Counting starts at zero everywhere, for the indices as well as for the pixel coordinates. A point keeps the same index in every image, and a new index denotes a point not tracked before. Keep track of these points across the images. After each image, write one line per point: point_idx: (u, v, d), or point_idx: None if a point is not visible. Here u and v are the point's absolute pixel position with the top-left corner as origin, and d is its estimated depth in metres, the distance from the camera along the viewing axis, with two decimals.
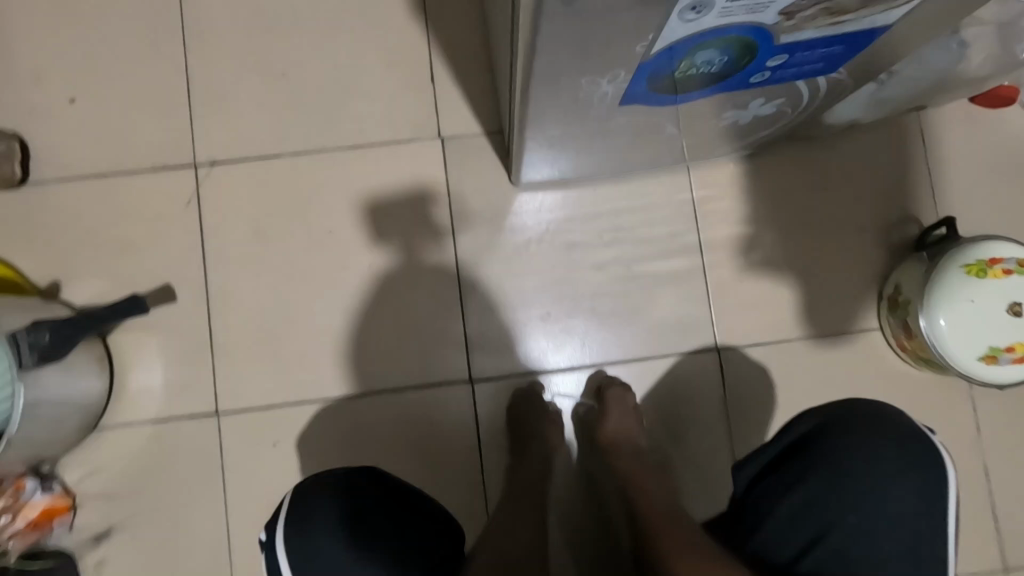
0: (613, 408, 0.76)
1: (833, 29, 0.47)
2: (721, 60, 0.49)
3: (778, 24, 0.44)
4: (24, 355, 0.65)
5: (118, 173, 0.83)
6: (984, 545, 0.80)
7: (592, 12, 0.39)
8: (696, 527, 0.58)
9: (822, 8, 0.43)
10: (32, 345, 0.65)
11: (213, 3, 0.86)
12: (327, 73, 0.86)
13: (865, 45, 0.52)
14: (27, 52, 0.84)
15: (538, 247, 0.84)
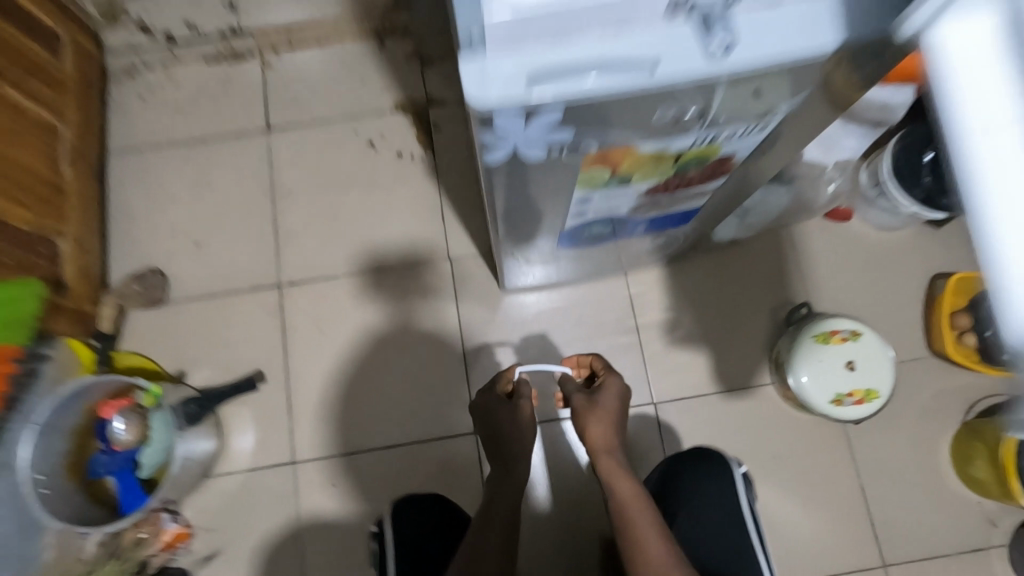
0: (597, 405, 0.89)
1: (666, 210, 0.82)
2: (606, 226, 0.84)
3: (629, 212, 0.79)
4: (179, 419, 1.04)
5: (226, 292, 1.19)
6: (867, 548, 1.05)
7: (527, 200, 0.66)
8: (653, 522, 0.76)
9: (649, 205, 0.78)
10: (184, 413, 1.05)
11: (293, 175, 1.26)
12: (370, 217, 1.23)
13: (695, 213, 0.88)
14: (168, 213, 1.23)
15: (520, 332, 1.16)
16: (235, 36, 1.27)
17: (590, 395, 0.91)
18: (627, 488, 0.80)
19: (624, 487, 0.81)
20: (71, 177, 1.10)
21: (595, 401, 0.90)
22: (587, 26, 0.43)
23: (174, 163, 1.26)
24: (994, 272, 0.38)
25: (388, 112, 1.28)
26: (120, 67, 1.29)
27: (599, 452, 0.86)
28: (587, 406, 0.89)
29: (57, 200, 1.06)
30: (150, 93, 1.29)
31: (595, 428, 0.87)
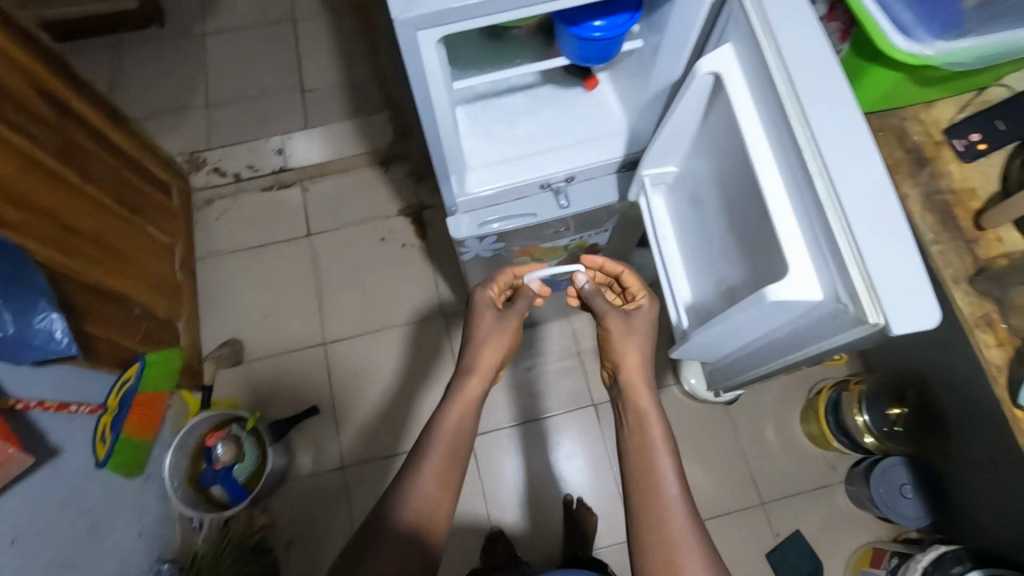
0: (629, 327, 0.98)
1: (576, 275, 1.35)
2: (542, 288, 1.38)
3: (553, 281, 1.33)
4: (268, 437, 1.51)
5: (287, 351, 1.68)
6: (749, 489, 1.52)
7: (507, 245, 1.06)
8: (670, 462, 0.87)
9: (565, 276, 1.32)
10: (272, 432, 1.52)
11: (329, 263, 1.77)
12: (387, 288, 1.74)
13: None
14: (241, 298, 1.73)
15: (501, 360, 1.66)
16: (283, 172, 1.82)
17: (627, 319, 0.99)
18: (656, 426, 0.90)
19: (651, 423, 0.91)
20: (182, 279, 1.60)
21: (631, 327, 0.98)
22: (497, 210, 0.98)
23: (244, 262, 1.77)
24: (674, 270, 0.83)
25: (394, 215, 1.81)
26: (201, 198, 1.82)
27: (634, 379, 0.96)
28: (620, 324, 0.98)
29: (175, 295, 1.56)
30: (223, 214, 1.81)
31: (630, 350, 0.97)
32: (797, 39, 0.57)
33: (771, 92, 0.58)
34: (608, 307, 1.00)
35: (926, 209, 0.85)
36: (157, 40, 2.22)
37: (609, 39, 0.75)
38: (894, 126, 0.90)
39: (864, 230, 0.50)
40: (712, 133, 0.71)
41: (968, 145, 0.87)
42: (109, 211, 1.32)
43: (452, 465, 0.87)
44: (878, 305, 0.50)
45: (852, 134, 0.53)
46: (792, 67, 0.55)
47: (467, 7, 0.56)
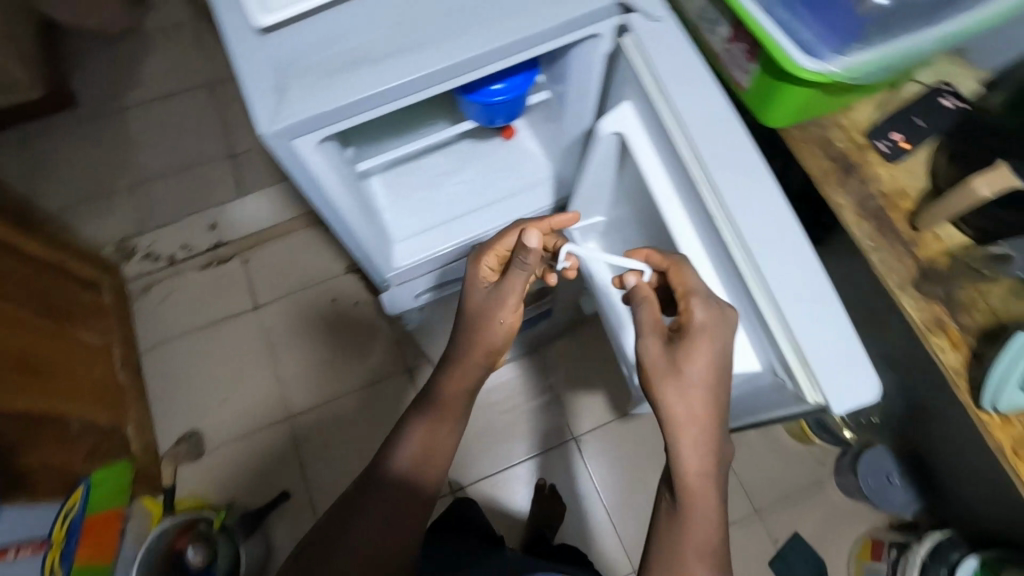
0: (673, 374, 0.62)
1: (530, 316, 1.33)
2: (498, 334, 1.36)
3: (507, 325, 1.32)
4: (240, 532, 1.43)
5: (250, 435, 1.60)
6: (742, 498, 1.50)
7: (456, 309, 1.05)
8: (708, 536, 0.63)
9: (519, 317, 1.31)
10: (243, 526, 1.44)
11: (281, 334, 1.70)
12: (347, 350, 1.68)
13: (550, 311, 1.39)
14: (193, 385, 1.65)
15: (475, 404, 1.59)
16: (220, 246, 1.75)
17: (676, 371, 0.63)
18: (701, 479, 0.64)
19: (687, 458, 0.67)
20: (123, 378, 1.52)
21: (682, 381, 0.62)
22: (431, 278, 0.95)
23: (191, 347, 1.69)
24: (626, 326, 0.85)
25: (342, 273, 1.75)
26: (137, 287, 1.73)
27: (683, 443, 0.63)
28: (665, 369, 0.63)
29: (119, 398, 1.47)
30: (164, 299, 1.73)
31: (676, 406, 0.62)
32: (696, 110, 0.57)
33: (681, 161, 0.60)
34: (653, 347, 0.64)
35: (861, 217, 0.84)
36: (70, 124, 2.13)
37: (512, 101, 0.72)
38: (816, 136, 0.88)
39: (789, 306, 0.54)
40: (637, 190, 0.73)
41: (892, 145, 0.86)
42: (30, 327, 1.24)
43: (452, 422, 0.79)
44: (816, 381, 0.53)
45: (767, 207, 0.56)
46: (696, 142, 0.57)
47: (341, 108, 0.52)
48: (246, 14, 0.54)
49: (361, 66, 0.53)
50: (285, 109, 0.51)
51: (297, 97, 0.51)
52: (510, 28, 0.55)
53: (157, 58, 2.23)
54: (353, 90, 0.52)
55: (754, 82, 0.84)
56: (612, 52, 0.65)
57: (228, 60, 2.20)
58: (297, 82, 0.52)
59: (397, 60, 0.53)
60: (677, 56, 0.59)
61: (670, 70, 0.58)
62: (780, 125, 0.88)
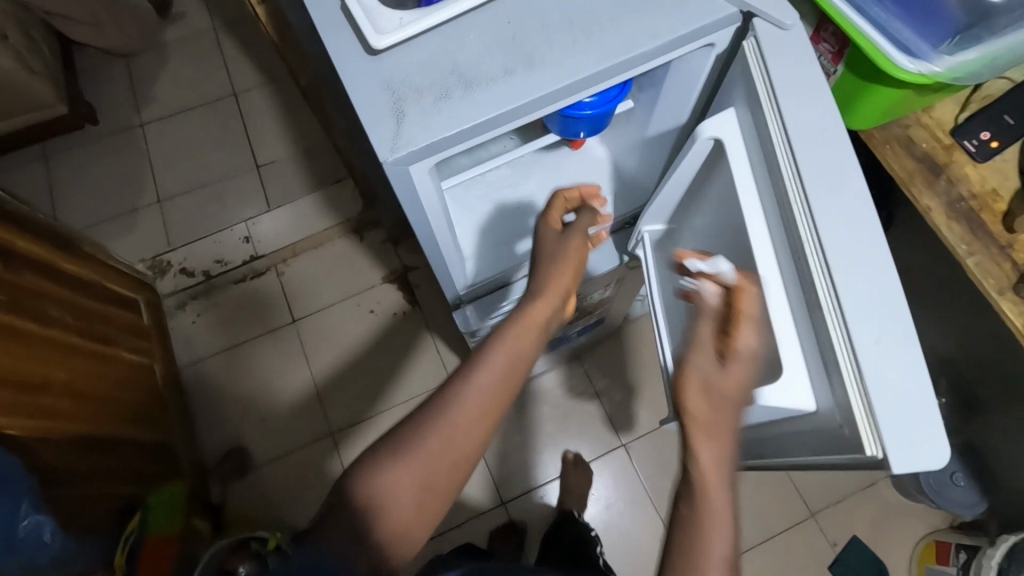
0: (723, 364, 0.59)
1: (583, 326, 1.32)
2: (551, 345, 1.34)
3: (561, 338, 1.31)
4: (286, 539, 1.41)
5: (293, 451, 1.58)
6: (795, 501, 1.48)
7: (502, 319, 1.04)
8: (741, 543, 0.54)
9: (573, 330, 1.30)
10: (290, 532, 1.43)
11: (319, 347, 1.68)
12: (389, 362, 1.66)
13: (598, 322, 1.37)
14: (234, 402, 1.63)
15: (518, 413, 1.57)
16: (254, 260, 1.72)
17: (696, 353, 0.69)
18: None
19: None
20: (166, 397, 1.50)
21: (712, 382, 0.59)
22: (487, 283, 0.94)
23: (230, 363, 1.67)
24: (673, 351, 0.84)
25: (379, 283, 1.73)
26: (172, 303, 1.71)
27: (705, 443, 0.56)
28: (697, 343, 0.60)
29: (164, 419, 1.45)
30: (199, 316, 1.71)
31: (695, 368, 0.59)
32: (810, 123, 0.56)
33: (773, 176, 0.58)
34: (701, 354, 0.60)
35: (950, 219, 0.81)
36: (92, 140, 2.11)
37: (599, 114, 0.69)
38: (898, 137, 0.85)
39: (868, 348, 0.52)
40: (713, 204, 0.70)
41: (980, 144, 0.83)
42: (79, 351, 1.22)
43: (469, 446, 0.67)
44: (879, 440, 0.51)
45: (865, 240, 0.54)
46: (802, 159, 0.55)
47: (459, 133, 0.49)
48: (354, 37, 0.52)
49: (477, 86, 0.50)
50: (404, 136, 0.48)
51: (414, 122, 0.49)
52: (627, 41, 0.52)
53: (177, 70, 2.20)
54: (469, 112, 0.49)
55: (837, 83, 0.81)
56: (725, 52, 0.64)
57: (249, 69, 2.18)
58: (412, 105, 0.50)
59: (513, 78, 0.50)
60: (800, 63, 0.57)
61: (787, 85, 0.57)
62: (860, 129, 0.85)
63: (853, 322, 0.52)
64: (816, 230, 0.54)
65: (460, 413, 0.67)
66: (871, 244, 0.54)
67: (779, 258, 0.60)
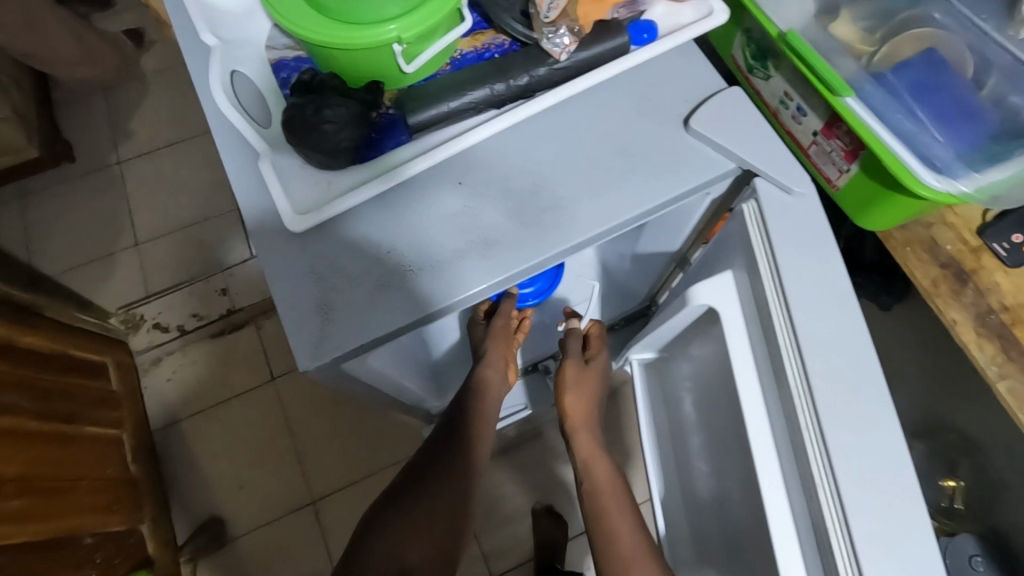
0: (583, 379, 0.86)
1: None
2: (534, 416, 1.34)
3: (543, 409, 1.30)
4: None
5: (271, 521, 1.50)
6: None
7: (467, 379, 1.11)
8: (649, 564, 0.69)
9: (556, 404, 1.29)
10: None
11: (298, 407, 1.59)
12: (373, 423, 1.57)
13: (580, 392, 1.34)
14: (211, 466, 1.55)
15: (508, 479, 1.49)
16: (231, 314, 1.65)
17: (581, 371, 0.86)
18: (606, 479, 0.80)
19: (583, 447, 0.82)
20: (135, 469, 1.42)
21: (579, 386, 0.85)
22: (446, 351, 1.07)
23: (208, 425, 1.59)
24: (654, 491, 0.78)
25: None
26: (146, 360, 1.63)
27: (577, 429, 0.85)
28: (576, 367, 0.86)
29: (133, 495, 1.38)
30: (174, 373, 1.63)
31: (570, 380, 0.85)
32: (814, 304, 0.54)
33: (773, 339, 0.56)
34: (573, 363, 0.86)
35: (981, 335, 0.72)
36: (69, 179, 2.04)
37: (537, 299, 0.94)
38: (919, 238, 0.77)
39: (876, 561, 0.46)
40: (714, 334, 0.70)
41: (1012, 248, 0.73)
42: (37, 439, 1.14)
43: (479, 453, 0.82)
44: None
45: (883, 450, 0.50)
46: (804, 340, 0.53)
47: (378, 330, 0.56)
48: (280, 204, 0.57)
49: (403, 284, 0.56)
50: (326, 332, 0.55)
51: (338, 316, 0.55)
52: (548, 238, 0.57)
53: (158, 105, 2.13)
54: (391, 310, 0.55)
55: (851, 181, 0.72)
56: (722, 195, 0.65)
57: None
58: (340, 295, 0.56)
59: (437, 277, 0.56)
60: (805, 232, 0.57)
61: (790, 249, 0.56)
62: (878, 228, 0.77)
63: (862, 548, 0.47)
64: (832, 464, 0.50)
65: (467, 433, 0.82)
66: (886, 442, 0.50)
67: (777, 435, 0.56)
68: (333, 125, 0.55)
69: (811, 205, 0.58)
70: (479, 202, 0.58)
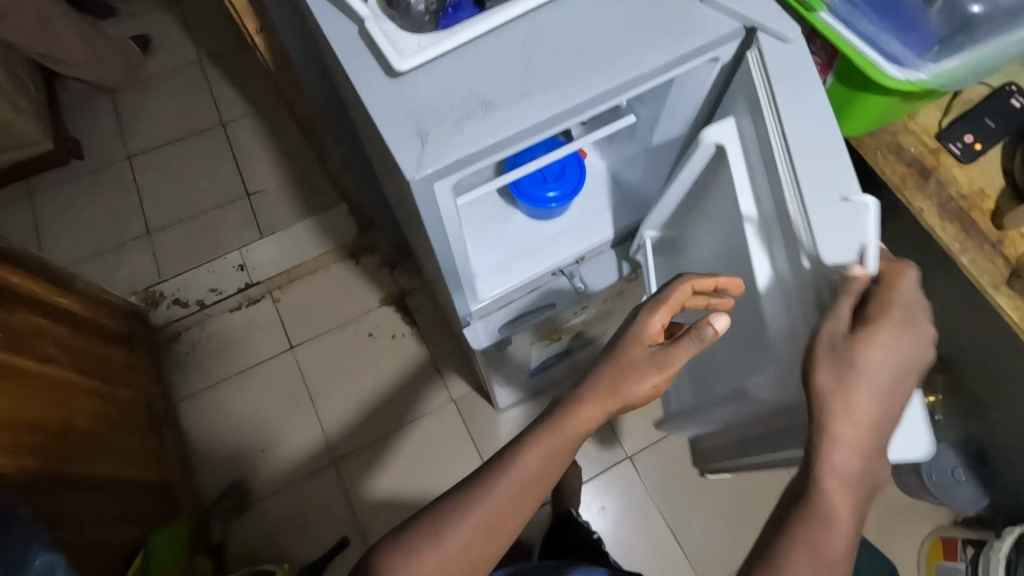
0: (855, 370, 0.53)
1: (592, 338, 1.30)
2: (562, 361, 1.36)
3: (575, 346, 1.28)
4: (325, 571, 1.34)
5: (297, 482, 1.55)
6: None
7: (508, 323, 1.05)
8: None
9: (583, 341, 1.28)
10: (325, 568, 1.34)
11: (318, 375, 1.66)
12: (391, 385, 1.64)
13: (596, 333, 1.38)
14: (233, 434, 1.60)
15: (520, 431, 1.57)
16: (249, 288, 1.72)
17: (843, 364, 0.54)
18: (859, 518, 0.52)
19: (842, 455, 0.53)
20: (164, 435, 1.46)
21: (853, 377, 0.53)
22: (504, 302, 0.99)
23: (229, 395, 1.64)
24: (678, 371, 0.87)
25: (377, 307, 1.71)
26: (167, 336, 1.69)
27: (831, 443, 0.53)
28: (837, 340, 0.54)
29: (164, 457, 1.42)
30: (195, 348, 1.68)
31: (826, 375, 0.54)
32: (804, 136, 0.62)
33: (772, 172, 0.65)
34: (839, 333, 0.54)
35: (944, 220, 0.85)
36: (77, 175, 2.09)
37: (563, 203, 0.93)
38: (887, 143, 0.89)
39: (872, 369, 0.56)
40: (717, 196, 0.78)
41: (964, 147, 0.86)
42: (78, 391, 1.18)
43: (514, 518, 0.65)
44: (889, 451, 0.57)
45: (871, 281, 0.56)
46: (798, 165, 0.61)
47: (488, 150, 0.55)
48: (375, 61, 0.58)
49: (502, 107, 0.55)
50: (433, 149, 0.54)
51: (446, 145, 0.54)
52: (635, 59, 0.58)
53: (165, 103, 2.20)
54: (495, 128, 0.54)
55: (828, 93, 0.85)
56: (731, 63, 0.73)
57: (237, 100, 2.19)
58: (438, 124, 0.55)
59: (536, 95, 0.56)
60: (797, 75, 0.66)
61: (786, 95, 0.64)
62: (852, 137, 0.89)
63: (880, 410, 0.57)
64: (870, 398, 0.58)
65: (501, 494, 0.64)
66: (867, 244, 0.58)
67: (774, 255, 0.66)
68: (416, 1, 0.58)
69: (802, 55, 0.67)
70: (556, 33, 0.59)
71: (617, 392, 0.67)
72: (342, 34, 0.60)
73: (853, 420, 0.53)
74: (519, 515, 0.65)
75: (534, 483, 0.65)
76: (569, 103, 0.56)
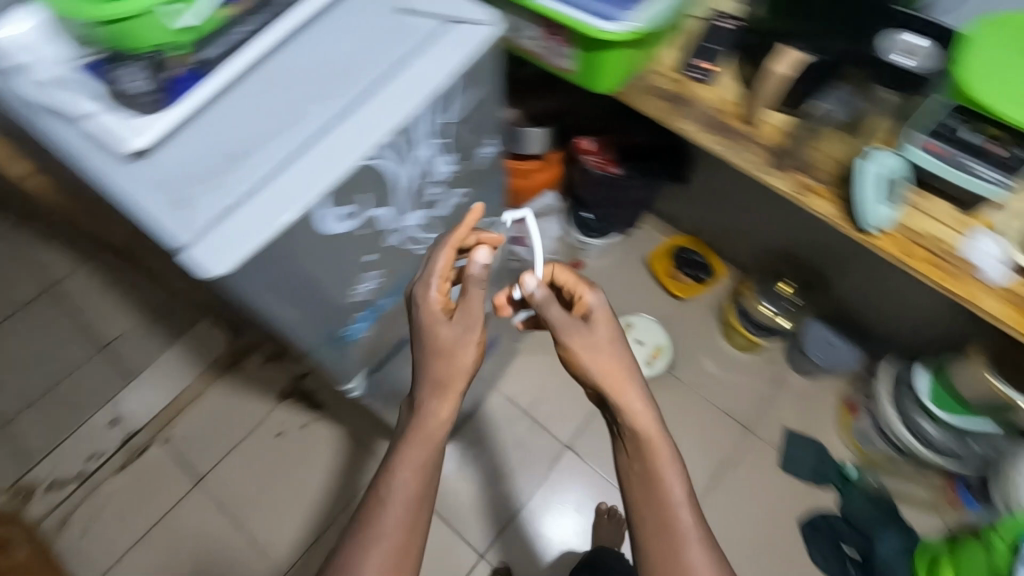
0: (596, 340, 0.75)
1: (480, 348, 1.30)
2: None
3: None
4: None
5: None
6: (733, 425, 1.57)
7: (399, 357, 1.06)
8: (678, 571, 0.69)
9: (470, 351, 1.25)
10: None
11: (234, 495, 1.55)
12: (315, 477, 1.57)
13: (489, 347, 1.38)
14: None
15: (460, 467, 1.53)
16: (131, 438, 1.60)
17: (590, 331, 0.76)
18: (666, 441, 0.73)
19: (634, 415, 0.72)
20: None
21: (597, 352, 0.74)
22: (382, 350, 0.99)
23: (144, 556, 1.50)
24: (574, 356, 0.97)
25: (276, 404, 1.64)
26: (53, 524, 1.53)
27: (623, 399, 0.73)
28: (570, 332, 0.75)
29: None
30: (89, 524, 1.53)
31: (587, 361, 0.74)
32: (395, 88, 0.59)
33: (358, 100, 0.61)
34: (558, 324, 0.77)
35: (707, 133, 0.98)
36: None
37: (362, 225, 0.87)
38: (644, 88, 1.02)
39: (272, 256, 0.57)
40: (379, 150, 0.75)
41: (703, 73, 1.00)
42: None
43: (413, 543, 0.68)
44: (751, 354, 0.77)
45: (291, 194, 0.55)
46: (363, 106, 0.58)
47: (239, 190, 0.54)
48: (106, 148, 0.55)
49: (248, 151, 0.55)
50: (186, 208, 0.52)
51: (202, 206, 0.53)
52: (356, 77, 0.59)
53: None
54: (242, 175, 0.54)
55: (579, 62, 0.96)
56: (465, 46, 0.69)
57: None
58: (189, 187, 0.54)
59: (277, 134, 0.56)
60: (456, 46, 0.61)
61: (427, 64, 0.61)
62: (612, 92, 1.00)
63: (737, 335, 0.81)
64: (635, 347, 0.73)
65: (394, 523, 0.68)
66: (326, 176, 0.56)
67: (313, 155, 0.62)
68: (136, 85, 0.54)
69: (481, 37, 0.63)
70: (281, 73, 0.59)
71: (431, 397, 0.72)
72: (63, 131, 0.56)
73: (612, 377, 0.73)
74: (418, 529, 0.69)
75: (422, 499, 0.70)
76: (307, 136, 0.56)
